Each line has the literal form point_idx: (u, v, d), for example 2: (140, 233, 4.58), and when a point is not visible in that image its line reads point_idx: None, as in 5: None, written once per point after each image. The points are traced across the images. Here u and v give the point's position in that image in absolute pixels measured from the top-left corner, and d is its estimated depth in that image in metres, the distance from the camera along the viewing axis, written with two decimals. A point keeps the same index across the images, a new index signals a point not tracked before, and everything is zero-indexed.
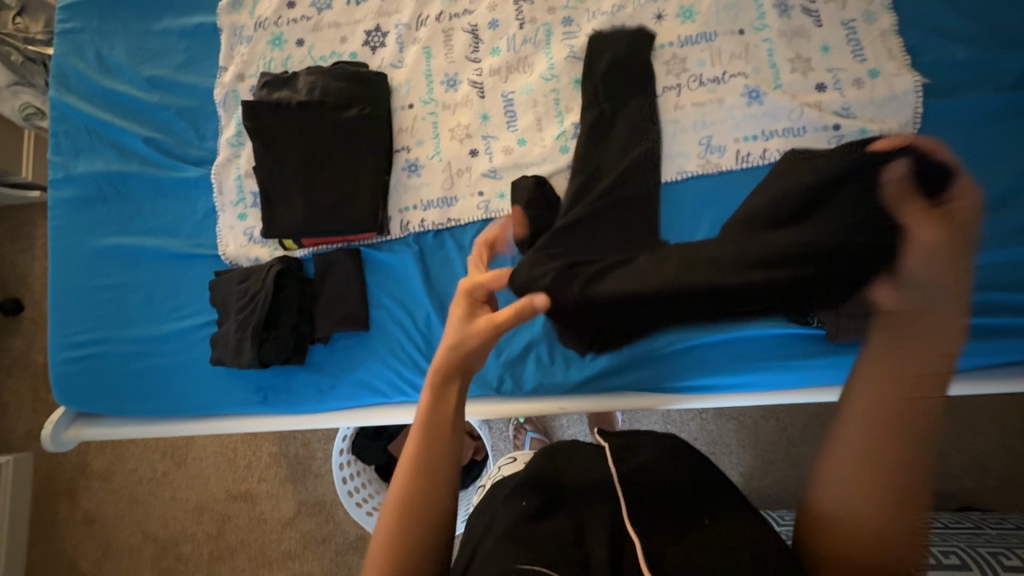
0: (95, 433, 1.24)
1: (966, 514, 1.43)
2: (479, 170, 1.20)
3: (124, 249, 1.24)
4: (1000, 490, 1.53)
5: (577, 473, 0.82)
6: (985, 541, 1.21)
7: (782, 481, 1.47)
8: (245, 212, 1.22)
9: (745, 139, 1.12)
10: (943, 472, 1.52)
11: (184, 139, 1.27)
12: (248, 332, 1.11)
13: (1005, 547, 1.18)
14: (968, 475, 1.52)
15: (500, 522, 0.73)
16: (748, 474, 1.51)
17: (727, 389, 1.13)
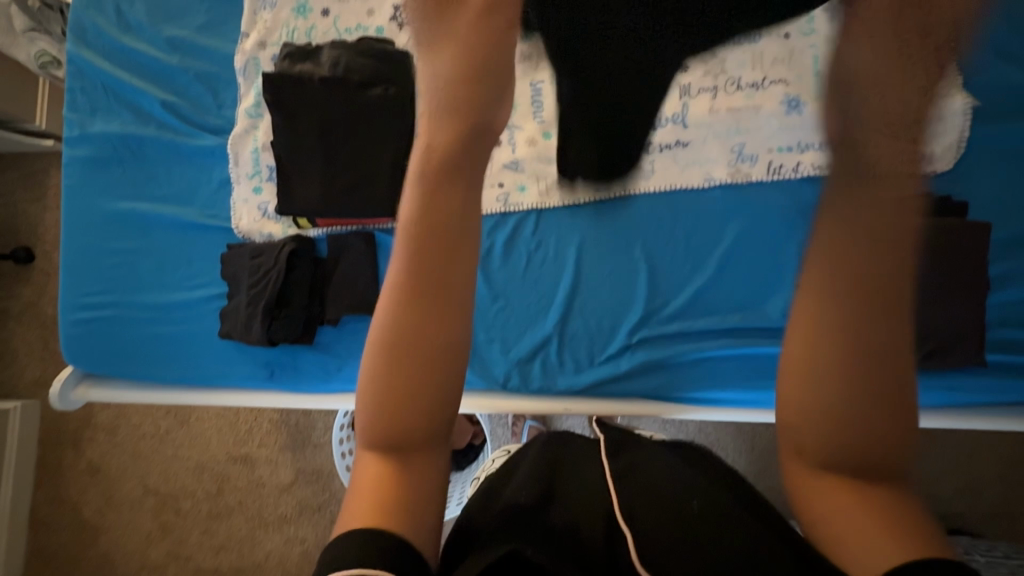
0: (103, 395, 1.25)
1: (956, 538, 1.43)
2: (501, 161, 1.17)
3: (138, 215, 1.22)
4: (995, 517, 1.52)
5: (574, 464, 0.80)
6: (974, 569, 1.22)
7: (774, 489, 1.48)
8: (261, 186, 1.20)
9: (779, 149, 1.09)
10: (934, 493, 1.53)
11: (202, 105, 1.23)
12: (259, 308, 1.10)
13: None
14: (961, 499, 1.52)
15: (492, 514, 0.69)
16: (742, 479, 1.51)
17: (735, 404, 1.11)
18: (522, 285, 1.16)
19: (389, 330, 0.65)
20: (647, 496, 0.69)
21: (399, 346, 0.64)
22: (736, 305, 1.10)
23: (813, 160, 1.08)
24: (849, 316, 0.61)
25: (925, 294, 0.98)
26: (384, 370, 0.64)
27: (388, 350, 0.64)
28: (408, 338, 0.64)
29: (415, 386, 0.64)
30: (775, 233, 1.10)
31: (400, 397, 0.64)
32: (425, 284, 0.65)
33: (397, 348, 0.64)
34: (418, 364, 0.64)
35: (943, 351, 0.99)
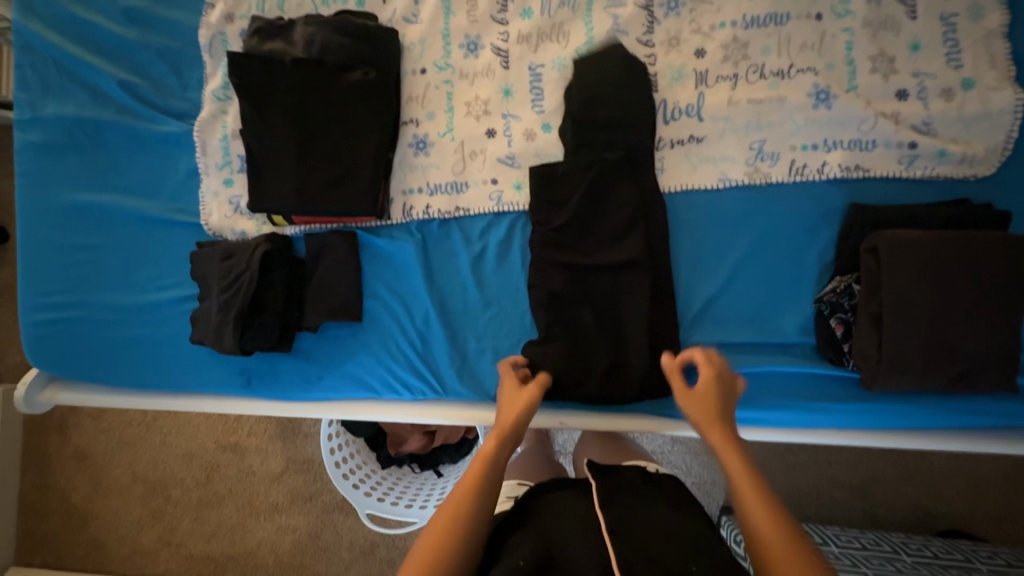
0: (72, 398, 1.18)
1: (958, 543, 1.38)
2: (495, 154, 1.05)
3: (99, 207, 1.12)
4: (1000, 523, 1.48)
5: (571, 512, 0.75)
6: None
7: None
8: (231, 178, 1.10)
9: (803, 148, 0.99)
10: (938, 498, 1.49)
11: (165, 86, 1.11)
12: (230, 315, 1.01)
13: None
14: (964, 504, 1.49)
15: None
16: None
17: (757, 424, 0.98)
18: (516, 289, 1.07)
19: (453, 524, 0.68)
20: (644, 551, 0.65)
21: (458, 535, 0.68)
22: (748, 318, 1.02)
23: (841, 160, 0.98)
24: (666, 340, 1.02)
25: (960, 315, 0.88)
26: (437, 550, 0.66)
27: (455, 512, 0.70)
28: (467, 525, 0.69)
29: (462, 565, 0.66)
30: (796, 240, 1.00)
31: (437, 556, 0.65)
32: (495, 479, 0.75)
33: (456, 539, 0.67)
34: (480, 523, 0.70)
35: (974, 376, 0.90)
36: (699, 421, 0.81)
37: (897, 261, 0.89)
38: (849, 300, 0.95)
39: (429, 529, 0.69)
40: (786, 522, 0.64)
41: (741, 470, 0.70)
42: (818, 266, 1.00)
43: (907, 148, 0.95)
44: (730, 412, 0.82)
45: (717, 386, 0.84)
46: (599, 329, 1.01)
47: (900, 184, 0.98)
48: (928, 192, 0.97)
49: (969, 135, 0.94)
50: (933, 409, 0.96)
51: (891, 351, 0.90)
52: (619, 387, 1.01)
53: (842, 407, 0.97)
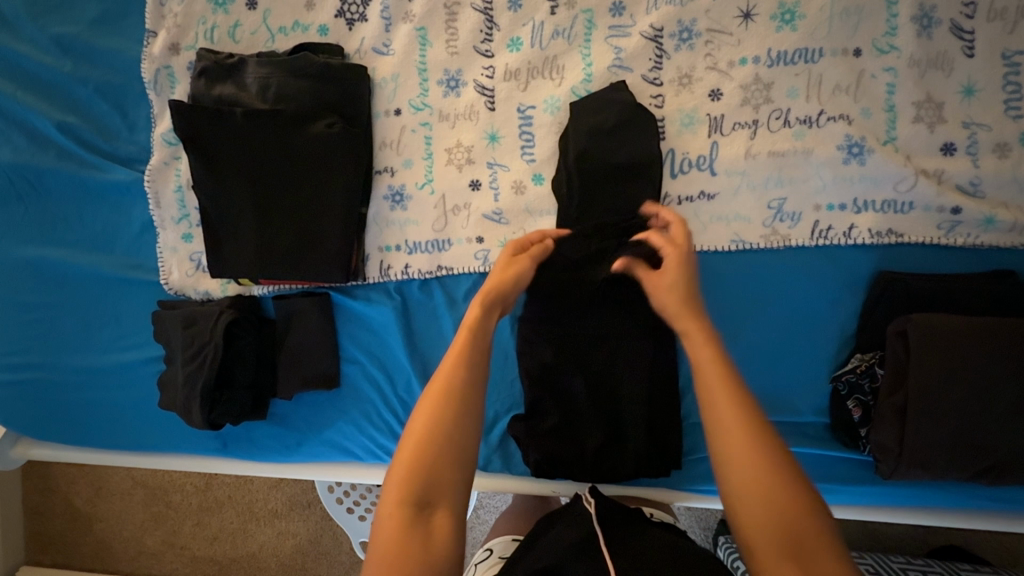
0: (46, 455, 1.13)
1: None
2: (480, 209, 0.94)
3: (50, 263, 1.03)
4: None
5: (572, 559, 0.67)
6: None
7: None
8: (190, 233, 0.99)
9: (829, 208, 0.87)
10: None
11: (110, 127, 0.99)
12: (196, 392, 0.94)
13: None
14: None
15: None
16: None
17: None
18: (504, 356, 1.00)
19: (439, 410, 0.58)
20: None
21: (446, 427, 0.58)
22: (761, 392, 0.92)
23: (871, 224, 0.86)
24: (669, 415, 0.93)
25: (996, 409, 0.79)
26: (408, 479, 0.56)
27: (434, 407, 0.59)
28: (457, 402, 0.59)
29: (455, 464, 0.58)
30: (815, 310, 0.90)
31: (435, 464, 0.57)
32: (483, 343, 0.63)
33: (447, 422, 0.58)
34: (466, 419, 0.59)
35: (1004, 471, 0.82)
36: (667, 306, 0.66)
37: (931, 348, 0.80)
38: (870, 382, 0.86)
39: (413, 418, 0.59)
40: (770, 439, 0.54)
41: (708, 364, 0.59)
42: (838, 339, 0.90)
43: (949, 214, 0.83)
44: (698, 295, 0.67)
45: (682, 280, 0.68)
46: (595, 404, 0.93)
47: (937, 252, 0.86)
48: (969, 261, 0.86)
49: (1022, 199, 0.82)
50: (949, 491, 0.89)
51: (913, 443, 0.82)
52: (617, 464, 0.93)
53: (857, 488, 0.90)
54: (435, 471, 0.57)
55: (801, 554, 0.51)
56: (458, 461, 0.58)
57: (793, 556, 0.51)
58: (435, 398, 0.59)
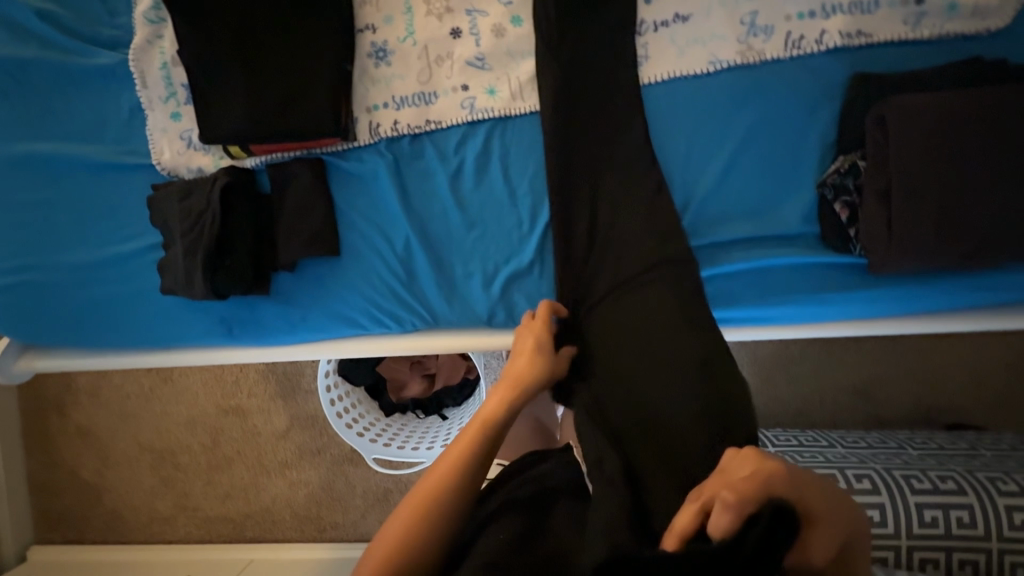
0: (52, 365, 1.13)
1: (961, 434, 1.44)
2: (463, 57, 0.96)
3: (42, 157, 1.03)
4: (995, 407, 1.55)
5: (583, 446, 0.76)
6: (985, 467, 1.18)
7: (776, 399, 1.57)
8: (178, 110, 1.00)
9: (799, 16, 0.90)
10: (937, 386, 1.55)
11: (91, 14, 1.00)
12: (197, 259, 0.95)
13: (1002, 472, 1.14)
14: (964, 397, 1.55)
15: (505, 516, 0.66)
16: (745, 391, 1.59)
17: (763, 322, 0.97)
18: (500, 206, 1.00)
19: (461, 456, 0.66)
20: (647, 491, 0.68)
21: (460, 475, 0.66)
22: (750, 210, 0.95)
23: (841, 27, 0.89)
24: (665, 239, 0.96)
25: (973, 182, 0.83)
26: (421, 509, 0.63)
27: (462, 449, 0.67)
28: (459, 489, 0.65)
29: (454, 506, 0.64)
30: (796, 122, 0.92)
31: (444, 502, 0.63)
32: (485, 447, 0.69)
33: (450, 502, 0.64)
34: (474, 475, 0.67)
35: (991, 249, 0.85)
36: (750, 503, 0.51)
37: (909, 131, 0.83)
38: (854, 180, 0.90)
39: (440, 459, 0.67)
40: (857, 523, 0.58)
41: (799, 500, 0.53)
42: (821, 148, 0.93)
43: (913, 6, 0.87)
44: (765, 473, 0.53)
45: (751, 478, 0.53)
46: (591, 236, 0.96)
47: (906, 48, 0.89)
48: (936, 54, 0.89)
49: None
50: (941, 287, 0.92)
51: (899, 228, 0.85)
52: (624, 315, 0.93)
53: (852, 294, 0.93)
54: (427, 541, 0.62)
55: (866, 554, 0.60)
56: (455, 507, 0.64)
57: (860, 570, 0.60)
58: (464, 444, 0.67)
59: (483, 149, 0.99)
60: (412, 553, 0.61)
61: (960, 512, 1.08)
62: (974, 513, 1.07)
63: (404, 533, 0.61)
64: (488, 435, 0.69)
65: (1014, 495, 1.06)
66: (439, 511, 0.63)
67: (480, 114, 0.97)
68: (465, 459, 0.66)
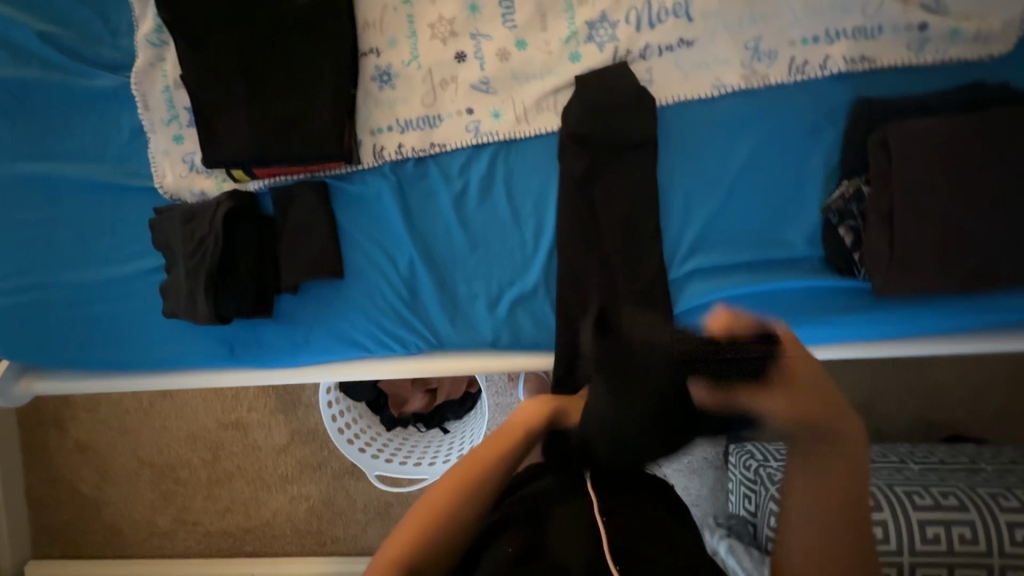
0: (51, 387, 1.11)
1: (961, 448, 1.45)
2: (467, 81, 0.96)
3: (42, 179, 1.02)
4: (995, 420, 1.56)
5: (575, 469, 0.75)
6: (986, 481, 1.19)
7: None
8: (181, 133, 1.00)
9: (803, 41, 0.90)
10: (937, 400, 1.56)
11: (93, 36, 1.00)
12: (201, 282, 0.94)
13: (1003, 487, 1.15)
14: (962, 410, 1.56)
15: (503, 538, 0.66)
16: None
17: None
18: (505, 228, 0.99)
19: (453, 502, 0.69)
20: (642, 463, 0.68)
21: (450, 526, 0.67)
22: (754, 233, 0.95)
23: (845, 52, 0.89)
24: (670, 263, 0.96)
25: (978, 206, 0.83)
26: (415, 538, 0.65)
27: (461, 473, 0.73)
28: (449, 525, 0.67)
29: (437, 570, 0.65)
30: (800, 145, 0.93)
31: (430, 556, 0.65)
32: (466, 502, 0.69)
33: (454, 512, 0.68)
34: (461, 527, 0.68)
35: (998, 272, 0.84)
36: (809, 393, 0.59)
37: (914, 155, 0.83)
38: (858, 204, 0.90)
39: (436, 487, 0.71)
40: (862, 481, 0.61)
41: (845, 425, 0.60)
42: (825, 172, 0.93)
43: (917, 31, 0.87)
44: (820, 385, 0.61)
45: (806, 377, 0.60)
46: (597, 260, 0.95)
47: (910, 73, 0.89)
48: (939, 79, 0.89)
49: (985, 10, 0.86)
50: (942, 308, 0.93)
51: (903, 252, 0.85)
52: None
53: (855, 314, 0.93)
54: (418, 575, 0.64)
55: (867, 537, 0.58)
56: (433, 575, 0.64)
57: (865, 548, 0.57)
58: (454, 490, 0.70)
59: (488, 171, 0.99)
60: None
61: (962, 529, 1.08)
62: (975, 528, 1.07)
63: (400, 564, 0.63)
64: (489, 481, 0.73)
65: (1016, 512, 1.07)
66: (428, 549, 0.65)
67: (485, 137, 0.97)
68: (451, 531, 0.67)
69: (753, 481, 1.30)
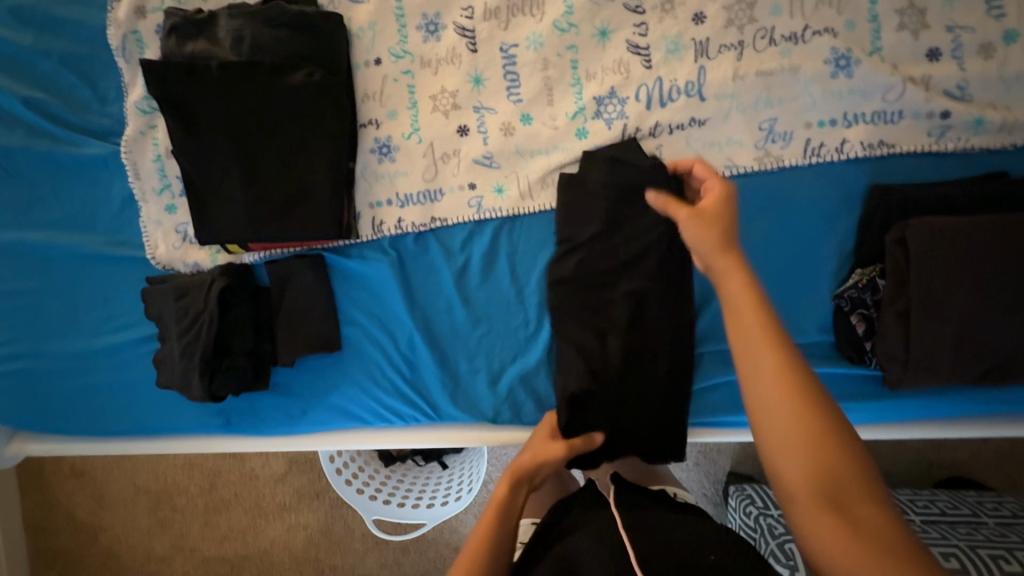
0: (41, 450, 1.10)
1: (963, 494, 1.44)
2: (470, 155, 0.93)
3: (31, 247, 0.99)
4: (994, 462, 1.55)
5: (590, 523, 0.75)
6: (985, 539, 1.20)
7: None
8: (173, 203, 0.96)
9: (820, 124, 0.87)
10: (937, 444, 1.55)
11: (80, 101, 0.96)
12: (195, 362, 0.92)
13: (1005, 547, 1.16)
14: (963, 456, 1.55)
15: None
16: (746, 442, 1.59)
17: None
18: (507, 305, 0.97)
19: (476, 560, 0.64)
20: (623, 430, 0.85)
21: None
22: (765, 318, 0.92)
23: (862, 137, 0.86)
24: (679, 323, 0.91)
25: (997, 307, 0.80)
26: None
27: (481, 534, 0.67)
28: None
29: None
30: (812, 230, 0.90)
31: None
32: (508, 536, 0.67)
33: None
34: None
35: (1011, 369, 0.83)
36: (743, 330, 0.56)
37: (932, 252, 0.81)
38: (872, 295, 0.87)
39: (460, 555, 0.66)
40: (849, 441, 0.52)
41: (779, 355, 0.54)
42: (838, 257, 0.90)
43: (938, 119, 0.84)
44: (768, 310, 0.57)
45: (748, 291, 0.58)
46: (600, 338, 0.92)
47: (929, 159, 0.86)
48: (959, 167, 0.86)
49: (1010, 98, 0.82)
50: (955, 400, 0.90)
51: (918, 350, 0.83)
52: (637, 426, 0.89)
53: (865, 402, 0.91)
54: None
55: (845, 505, 0.50)
56: None
57: (855, 525, 0.50)
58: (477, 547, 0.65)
59: (490, 247, 0.96)
60: None
61: None
62: None
63: None
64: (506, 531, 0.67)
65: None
66: None
67: (488, 213, 0.94)
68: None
69: (751, 528, 1.31)
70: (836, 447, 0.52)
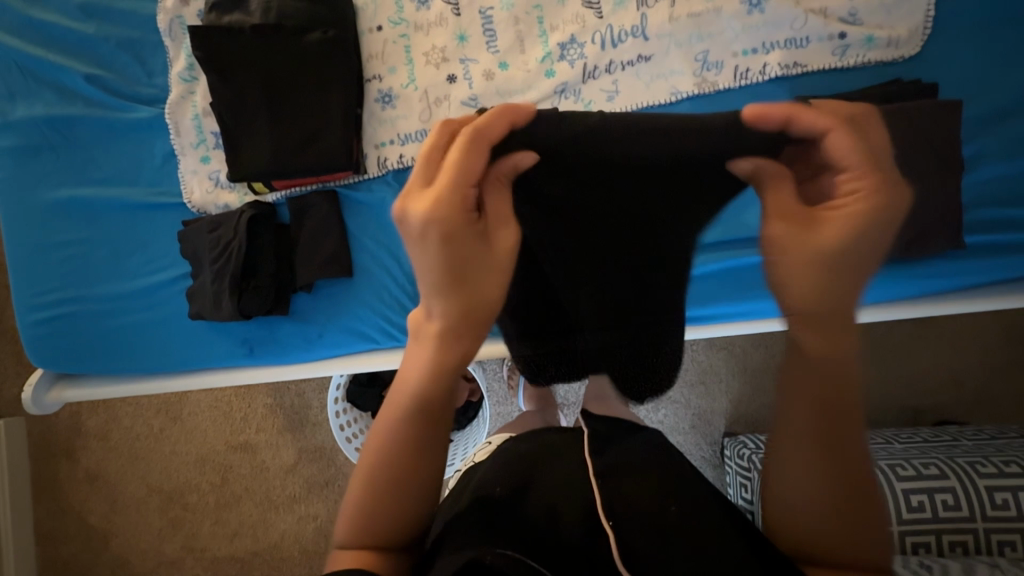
0: (80, 393, 1.20)
1: (945, 429, 1.47)
2: (458, 98, 1.11)
3: (83, 201, 1.15)
4: (976, 403, 1.58)
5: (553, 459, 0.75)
6: (963, 452, 1.23)
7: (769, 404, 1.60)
8: (208, 154, 1.13)
9: (744, 53, 1.05)
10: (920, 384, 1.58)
11: (131, 76, 1.15)
12: (226, 283, 1.06)
13: (983, 455, 1.19)
14: (948, 397, 1.57)
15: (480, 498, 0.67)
16: (738, 400, 1.59)
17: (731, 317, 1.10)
18: None
19: (397, 443, 0.56)
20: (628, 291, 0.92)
21: (405, 468, 0.56)
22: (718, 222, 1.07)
23: (780, 59, 1.04)
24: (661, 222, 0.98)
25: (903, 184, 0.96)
26: (379, 467, 0.56)
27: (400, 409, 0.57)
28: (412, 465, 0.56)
29: (413, 498, 0.57)
30: None
31: (397, 483, 0.56)
32: (439, 403, 0.57)
33: (400, 452, 0.56)
34: (426, 458, 0.57)
35: (924, 238, 0.98)
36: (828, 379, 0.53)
37: None
38: None
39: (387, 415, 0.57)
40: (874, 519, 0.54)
41: (842, 418, 0.53)
42: None
43: (838, 39, 1.03)
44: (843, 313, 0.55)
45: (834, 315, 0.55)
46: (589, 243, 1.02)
47: (837, 74, 1.05)
48: (862, 78, 1.04)
49: (892, 20, 1.02)
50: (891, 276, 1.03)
51: None
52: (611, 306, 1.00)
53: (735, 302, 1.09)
54: (389, 503, 0.56)
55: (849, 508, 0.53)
56: (408, 496, 0.57)
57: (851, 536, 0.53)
58: (403, 432, 0.56)
59: None
60: (384, 515, 0.56)
61: (944, 496, 1.13)
62: (956, 494, 1.13)
63: (361, 506, 0.56)
64: (433, 389, 0.57)
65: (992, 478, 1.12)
66: (399, 484, 0.56)
67: None
68: (407, 459, 0.56)
69: (745, 469, 1.34)
70: (853, 519, 0.53)
